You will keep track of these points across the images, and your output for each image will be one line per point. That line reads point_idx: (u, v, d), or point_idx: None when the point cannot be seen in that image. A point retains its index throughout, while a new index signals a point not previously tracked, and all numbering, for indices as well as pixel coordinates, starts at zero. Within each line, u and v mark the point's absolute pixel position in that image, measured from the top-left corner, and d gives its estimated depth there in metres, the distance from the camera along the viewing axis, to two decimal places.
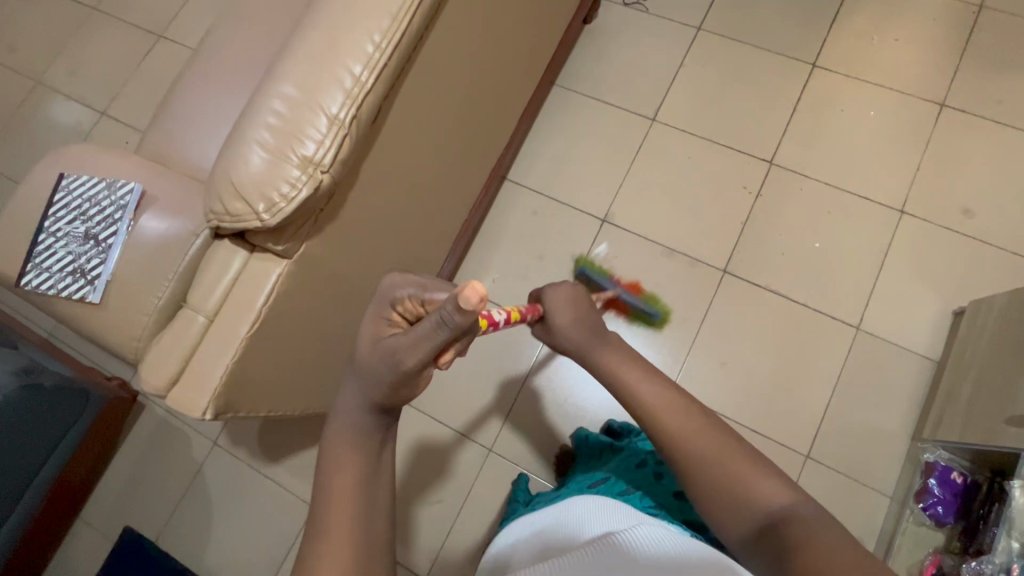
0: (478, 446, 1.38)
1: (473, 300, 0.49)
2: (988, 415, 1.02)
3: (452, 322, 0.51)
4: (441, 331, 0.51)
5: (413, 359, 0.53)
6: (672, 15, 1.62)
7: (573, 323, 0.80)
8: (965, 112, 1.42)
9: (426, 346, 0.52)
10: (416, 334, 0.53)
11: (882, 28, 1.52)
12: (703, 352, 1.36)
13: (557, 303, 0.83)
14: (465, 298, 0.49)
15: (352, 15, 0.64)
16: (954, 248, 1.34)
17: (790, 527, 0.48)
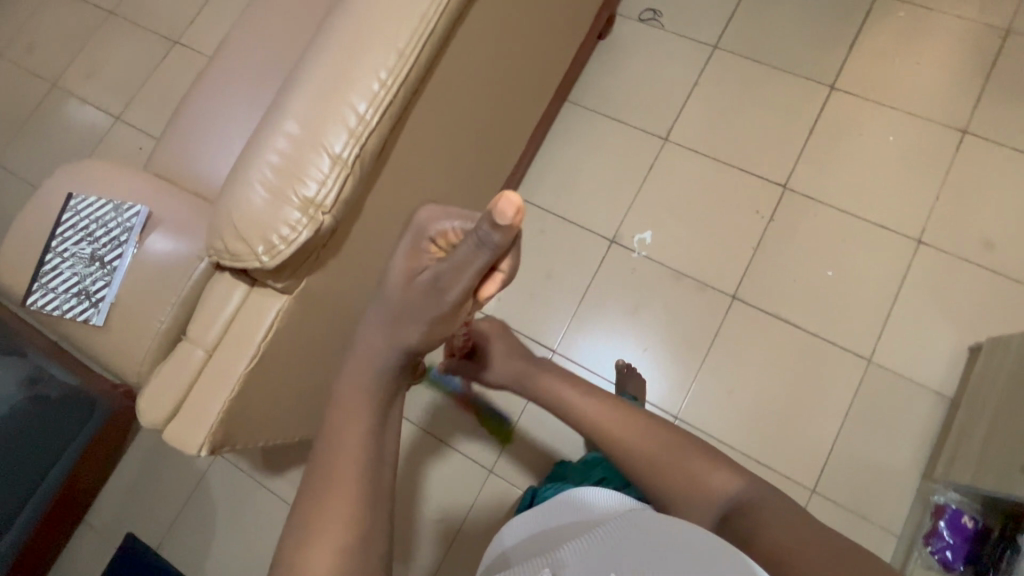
0: (477, 465, 1.36)
1: (508, 213, 0.47)
2: (1000, 459, 0.99)
3: (490, 242, 0.50)
4: (481, 254, 0.51)
5: (455, 289, 0.54)
6: (688, 32, 1.60)
7: (501, 356, 0.88)
8: (988, 140, 1.39)
9: (468, 274, 0.52)
10: (458, 261, 0.52)
11: (903, 51, 1.48)
12: (710, 376, 1.34)
13: (487, 335, 0.89)
14: (501, 210, 0.47)
15: (359, 50, 0.63)
16: (973, 281, 1.31)
17: (743, 510, 0.56)
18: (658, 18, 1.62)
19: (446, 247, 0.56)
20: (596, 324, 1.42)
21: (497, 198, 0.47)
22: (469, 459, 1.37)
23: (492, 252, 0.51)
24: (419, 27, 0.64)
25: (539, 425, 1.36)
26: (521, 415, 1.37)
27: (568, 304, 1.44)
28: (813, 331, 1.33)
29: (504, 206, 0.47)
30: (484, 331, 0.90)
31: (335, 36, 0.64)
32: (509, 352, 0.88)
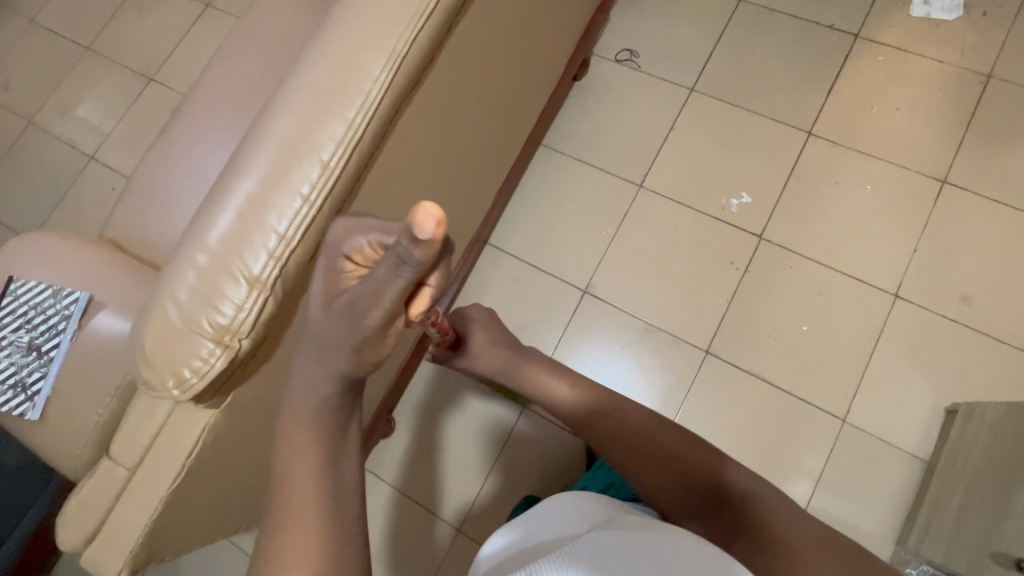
0: (472, 471, 1.37)
1: (428, 227, 0.41)
2: (975, 540, 0.97)
3: (412, 259, 0.44)
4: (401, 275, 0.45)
5: (377, 310, 0.48)
6: (665, 74, 1.57)
7: (485, 346, 0.92)
8: (968, 190, 1.36)
9: (388, 299, 0.47)
10: (373, 282, 0.47)
11: (883, 95, 1.45)
12: (688, 421, 1.32)
13: (470, 329, 0.94)
14: (420, 226, 0.41)
15: (282, 164, 0.61)
16: (950, 338, 1.28)
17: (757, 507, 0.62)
18: (635, 58, 1.59)
19: (365, 263, 0.51)
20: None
21: (415, 211, 0.41)
22: (456, 479, 1.38)
23: (415, 270, 0.45)
24: (345, 137, 0.62)
25: (533, 428, 1.38)
26: (518, 419, 1.39)
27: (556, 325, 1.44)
28: (789, 388, 1.31)
29: (425, 221, 0.41)
30: (472, 323, 0.94)
31: (257, 147, 0.62)
32: (493, 342, 0.92)
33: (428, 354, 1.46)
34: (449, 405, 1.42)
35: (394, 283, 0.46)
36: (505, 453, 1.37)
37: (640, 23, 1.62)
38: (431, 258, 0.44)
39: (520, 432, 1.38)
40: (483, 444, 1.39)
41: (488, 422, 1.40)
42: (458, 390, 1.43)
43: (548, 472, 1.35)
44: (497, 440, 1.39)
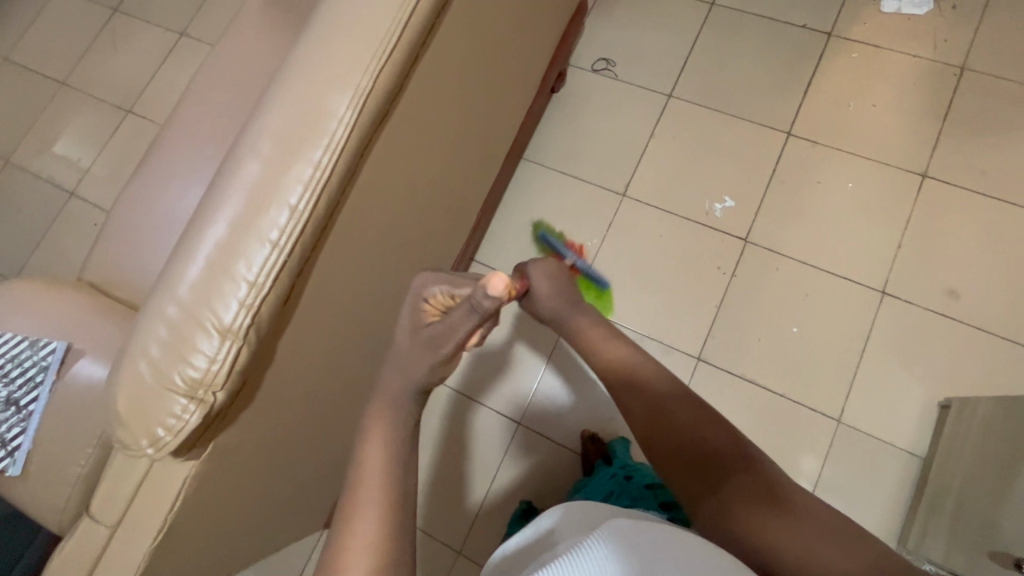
0: (481, 474, 1.37)
1: (499, 289, 0.59)
2: (972, 539, 0.96)
3: (480, 308, 0.61)
4: (469, 318, 0.62)
5: (448, 343, 0.62)
6: (642, 82, 1.57)
7: (552, 299, 0.86)
8: (949, 184, 1.36)
9: (457, 336, 0.62)
10: (449, 321, 0.62)
11: (859, 93, 1.46)
12: None
13: (538, 278, 0.86)
14: (494, 287, 0.59)
15: (249, 211, 0.61)
16: (939, 332, 1.28)
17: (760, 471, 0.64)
18: (612, 67, 1.60)
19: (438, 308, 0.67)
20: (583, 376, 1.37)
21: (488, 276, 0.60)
22: (466, 484, 1.37)
23: (480, 315, 0.61)
24: (312, 179, 0.62)
25: (538, 427, 1.37)
26: (522, 420, 1.38)
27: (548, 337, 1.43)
28: (782, 391, 1.30)
29: (493, 282, 0.59)
30: (537, 274, 0.87)
31: (223, 194, 0.62)
32: (557, 293, 0.86)
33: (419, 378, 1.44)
34: (444, 427, 1.40)
35: (465, 324, 0.62)
36: (506, 466, 1.36)
37: (615, 32, 1.62)
38: (493, 309, 0.61)
39: (521, 445, 1.37)
40: (487, 449, 1.38)
41: (491, 429, 1.38)
42: (450, 412, 1.41)
43: (547, 485, 1.33)
44: (502, 443, 1.37)
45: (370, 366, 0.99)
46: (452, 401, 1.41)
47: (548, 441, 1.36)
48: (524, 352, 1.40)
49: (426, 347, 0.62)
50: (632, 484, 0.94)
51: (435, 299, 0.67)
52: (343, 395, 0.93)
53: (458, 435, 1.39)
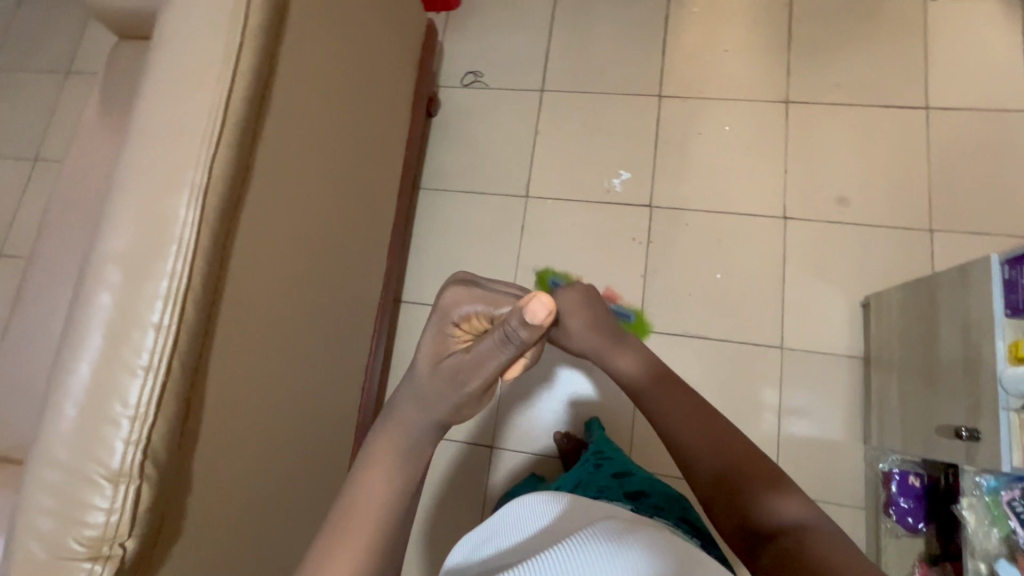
0: (468, 506, 1.32)
1: (542, 316, 0.49)
2: (920, 420, 1.02)
3: (519, 338, 0.52)
4: (507, 350, 0.53)
5: (479, 377, 0.55)
6: (513, 85, 1.60)
7: (586, 335, 0.71)
8: (811, 104, 1.46)
9: (493, 368, 0.54)
10: (483, 356, 0.53)
11: (710, 42, 1.54)
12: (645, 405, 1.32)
13: (569, 310, 0.71)
14: (534, 314, 0.49)
15: (111, 342, 0.57)
16: (843, 239, 1.36)
17: (803, 532, 0.49)
18: (481, 78, 1.62)
19: (471, 329, 0.58)
20: (564, 375, 1.34)
21: (532, 299, 0.50)
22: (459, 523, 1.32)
23: (518, 347, 0.53)
24: (171, 290, 0.59)
25: (517, 439, 1.33)
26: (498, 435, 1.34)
27: None
28: (726, 336, 1.35)
29: (539, 309, 0.49)
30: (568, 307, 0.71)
31: (81, 332, 0.58)
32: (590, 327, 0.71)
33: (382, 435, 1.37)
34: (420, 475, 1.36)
35: (499, 356, 0.53)
36: (487, 490, 1.32)
37: (474, 45, 1.64)
38: (535, 336, 0.52)
39: (498, 464, 1.33)
40: (469, 483, 1.33)
41: (467, 459, 1.34)
42: None
43: None
44: (480, 469, 1.33)
45: (312, 447, 0.94)
46: None
47: (524, 453, 1.32)
48: None
49: (452, 382, 0.56)
50: (601, 473, 0.93)
51: (467, 321, 0.58)
52: (293, 485, 0.89)
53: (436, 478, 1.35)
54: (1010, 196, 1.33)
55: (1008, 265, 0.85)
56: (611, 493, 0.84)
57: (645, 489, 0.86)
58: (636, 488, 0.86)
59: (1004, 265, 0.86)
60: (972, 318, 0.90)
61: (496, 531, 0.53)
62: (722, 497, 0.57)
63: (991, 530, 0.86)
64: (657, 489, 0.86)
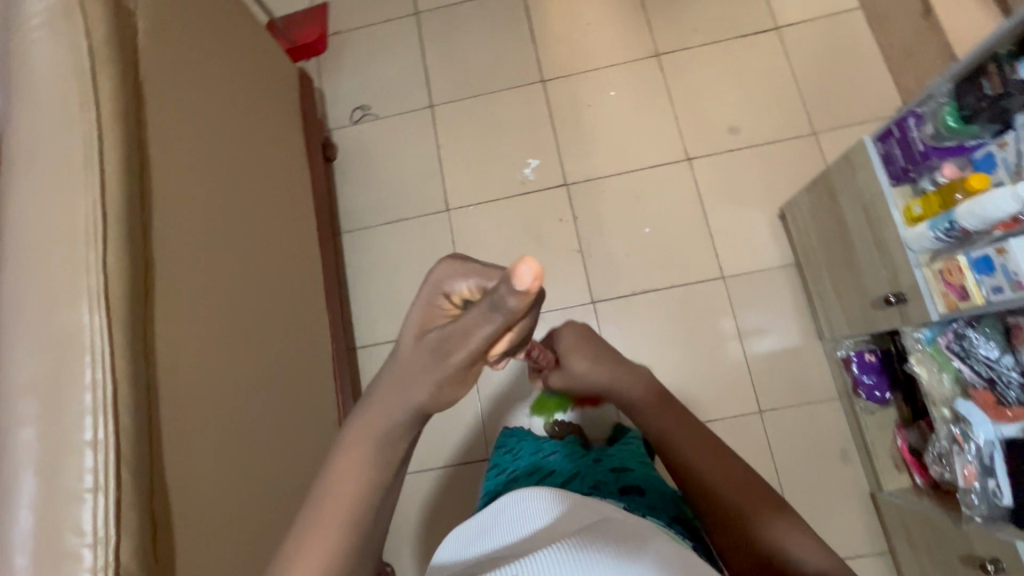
0: None
1: (528, 281, 0.37)
2: (856, 301, 1.10)
3: (506, 308, 0.40)
4: (494, 318, 0.42)
5: (461, 349, 0.46)
6: (403, 108, 1.61)
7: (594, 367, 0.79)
8: (678, 51, 1.55)
9: (478, 339, 0.44)
10: (466, 321, 0.44)
11: (573, 20, 1.61)
12: None
13: (569, 343, 0.83)
14: (519, 278, 0.37)
15: (47, 472, 0.53)
16: (744, 164, 1.46)
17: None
18: (369, 111, 1.62)
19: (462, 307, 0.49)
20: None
21: (515, 261, 0.38)
22: None
23: (507, 317, 0.41)
24: (97, 401, 0.56)
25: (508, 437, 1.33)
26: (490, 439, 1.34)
27: None
28: (671, 283, 1.40)
29: (520, 272, 0.37)
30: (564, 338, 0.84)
31: (13, 474, 0.54)
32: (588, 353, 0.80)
33: None
34: (428, 512, 1.32)
35: (483, 327, 0.43)
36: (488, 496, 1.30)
37: (352, 81, 1.65)
38: (526, 301, 0.40)
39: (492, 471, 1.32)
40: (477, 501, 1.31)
41: (467, 479, 1.32)
42: (425, 493, 1.33)
43: None
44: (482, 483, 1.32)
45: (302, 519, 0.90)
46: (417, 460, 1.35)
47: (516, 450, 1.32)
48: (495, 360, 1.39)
49: (434, 355, 0.47)
50: (598, 467, 0.87)
51: (461, 291, 0.48)
52: None
53: (443, 508, 1.32)
54: (870, 84, 1.46)
55: (879, 141, 0.94)
56: (606, 489, 0.78)
57: (642, 488, 0.79)
58: (634, 485, 0.80)
59: (876, 142, 0.95)
60: (867, 198, 0.99)
61: (491, 526, 0.52)
62: (733, 526, 0.59)
63: (941, 376, 0.92)
64: (657, 488, 0.79)
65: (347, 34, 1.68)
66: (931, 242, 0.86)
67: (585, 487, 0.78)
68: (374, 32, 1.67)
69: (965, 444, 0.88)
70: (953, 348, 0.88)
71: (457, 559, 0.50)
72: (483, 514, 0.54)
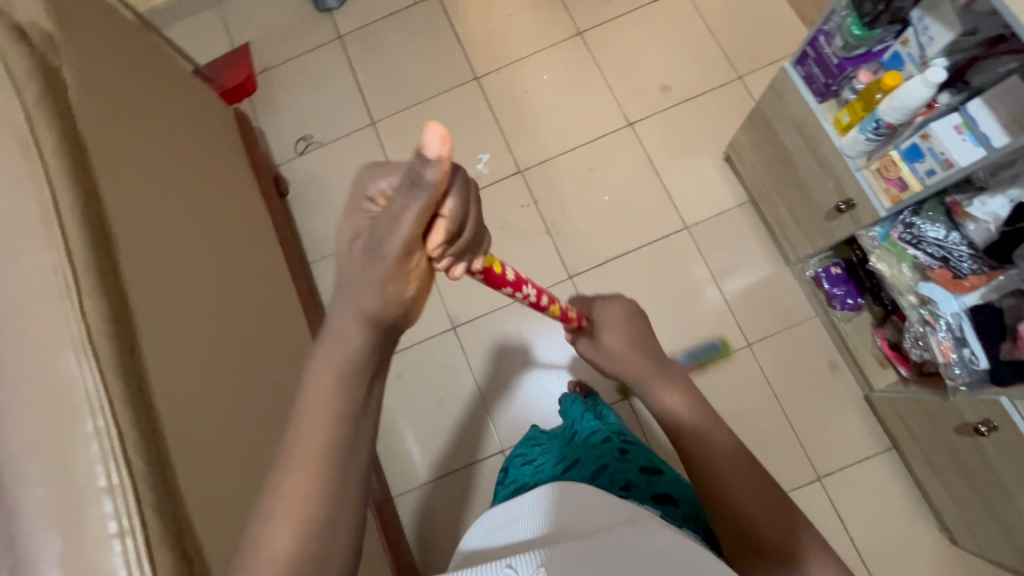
0: None
1: (438, 143, 0.42)
2: (812, 219, 1.16)
3: (426, 181, 0.44)
4: (417, 196, 0.44)
5: (397, 240, 0.46)
6: (345, 130, 1.62)
7: (624, 350, 0.81)
8: (598, 26, 1.61)
9: (408, 222, 0.45)
10: (391, 206, 0.45)
11: (492, 14, 1.65)
12: None
13: (610, 322, 0.85)
14: (431, 138, 0.42)
15: (66, 529, 0.52)
16: (681, 118, 1.52)
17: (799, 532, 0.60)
18: (313, 139, 1.62)
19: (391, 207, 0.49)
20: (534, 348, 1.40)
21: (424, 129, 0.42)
22: None
23: (430, 192, 0.44)
24: (106, 448, 0.55)
25: (514, 423, 1.36)
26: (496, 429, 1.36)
27: (469, 339, 1.42)
28: (640, 243, 1.45)
29: (431, 134, 0.42)
30: (607, 316, 0.86)
31: (32, 534, 0.52)
32: (628, 340, 0.82)
33: (395, 500, 1.33)
34: (454, 515, 1.31)
35: (413, 211, 0.44)
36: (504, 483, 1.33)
37: (289, 113, 1.64)
38: (445, 171, 0.43)
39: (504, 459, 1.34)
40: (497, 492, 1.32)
41: (483, 472, 1.33)
42: (447, 497, 1.33)
43: None
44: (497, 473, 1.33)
45: None
46: (430, 464, 1.35)
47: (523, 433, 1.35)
48: (490, 352, 1.41)
49: (369, 255, 0.47)
50: (629, 463, 0.90)
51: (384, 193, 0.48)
52: None
53: (468, 507, 1.31)
54: (779, 24, 1.56)
55: (798, 65, 1.01)
56: (638, 493, 0.83)
57: (676, 495, 0.84)
58: (667, 493, 0.83)
59: (796, 66, 1.01)
60: (800, 119, 1.05)
61: (523, 513, 0.58)
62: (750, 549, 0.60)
63: (901, 267, 0.98)
64: (690, 495, 0.84)
65: (274, 70, 1.68)
66: (864, 145, 0.92)
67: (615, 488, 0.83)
68: (301, 62, 1.68)
69: (936, 324, 0.93)
70: (905, 238, 0.94)
71: (483, 550, 0.57)
72: (512, 508, 0.61)
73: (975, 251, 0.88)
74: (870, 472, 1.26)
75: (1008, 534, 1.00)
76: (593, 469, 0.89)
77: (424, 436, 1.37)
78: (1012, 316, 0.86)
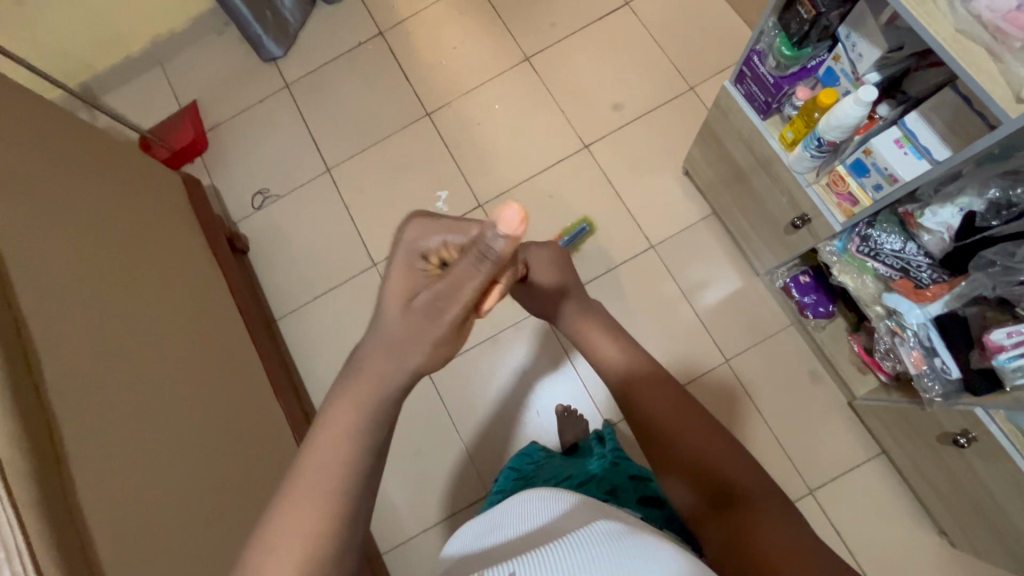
0: None
1: (514, 223, 0.49)
2: (773, 232, 1.14)
3: (492, 255, 0.51)
4: (482, 269, 0.52)
5: (455, 304, 0.53)
6: (300, 179, 1.59)
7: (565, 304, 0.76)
8: (545, 49, 1.60)
9: (467, 291, 0.53)
10: (458, 274, 0.52)
11: (438, 47, 1.63)
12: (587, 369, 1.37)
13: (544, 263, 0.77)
14: (509, 220, 0.48)
15: None
16: (636, 135, 1.50)
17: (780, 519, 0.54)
18: (269, 193, 1.59)
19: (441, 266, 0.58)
20: (539, 365, 1.38)
21: (503, 208, 0.48)
22: None
23: (491, 266, 0.52)
24: None
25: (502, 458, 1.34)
26: (482, 472, 1.33)
27: (445, 382, 1.39)
28: (608, 267, 1.42)
29: (508, 215, 0.48)
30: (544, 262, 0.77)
31: None
32: (575, 302, 0.76)
33: (385, 556, 1.30)
34: None
35: (475, 278, 0.52)
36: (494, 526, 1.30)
37: (242, 168, 1.62)
38: (507, 251, 0.51)
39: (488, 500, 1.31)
40: None
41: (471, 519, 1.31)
42: (435, 549, 1.30)
43: None
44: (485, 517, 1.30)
45: None
46: (416, 517, 1.32)
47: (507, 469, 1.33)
48: (468, 393, 1.38)
49: (426, 316, 0.54)
50: (619, 470, 0.89)
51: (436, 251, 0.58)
52: None
53: None
54: (725, 31, 1.54)
55: (737, 84, 0.99)
56: (624, 497, 0.82)
57: (663, 497, 0.83)
58: (653, 497, 0.82)
59: (736, 85, 0.99)
60: (747, 137, 1.03)
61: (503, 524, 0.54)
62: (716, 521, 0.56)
63: (864, 279, 0.96)
64: None
65: (223, 125, 1.65)
66: (811, 161, 0.90)
67: (602, 492, 0.82)
68: (250, 115, 1.65)
69: (904, 334, 0.92)
70: (862, 251, 0.92)
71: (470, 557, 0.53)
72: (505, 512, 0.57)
73: (933, 261, 0.86)
74: (862, 480, 1.23)
75: (1002, 540, 0.98)
76: (581, 480, 0.88)
77: (407, 488, 1.34)
78: (976, 325, 0.83)
